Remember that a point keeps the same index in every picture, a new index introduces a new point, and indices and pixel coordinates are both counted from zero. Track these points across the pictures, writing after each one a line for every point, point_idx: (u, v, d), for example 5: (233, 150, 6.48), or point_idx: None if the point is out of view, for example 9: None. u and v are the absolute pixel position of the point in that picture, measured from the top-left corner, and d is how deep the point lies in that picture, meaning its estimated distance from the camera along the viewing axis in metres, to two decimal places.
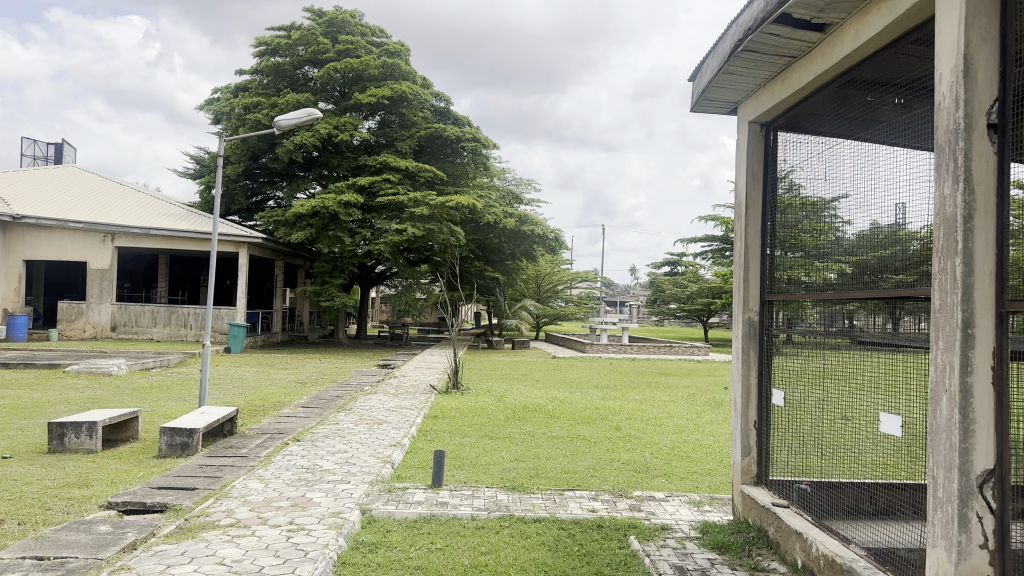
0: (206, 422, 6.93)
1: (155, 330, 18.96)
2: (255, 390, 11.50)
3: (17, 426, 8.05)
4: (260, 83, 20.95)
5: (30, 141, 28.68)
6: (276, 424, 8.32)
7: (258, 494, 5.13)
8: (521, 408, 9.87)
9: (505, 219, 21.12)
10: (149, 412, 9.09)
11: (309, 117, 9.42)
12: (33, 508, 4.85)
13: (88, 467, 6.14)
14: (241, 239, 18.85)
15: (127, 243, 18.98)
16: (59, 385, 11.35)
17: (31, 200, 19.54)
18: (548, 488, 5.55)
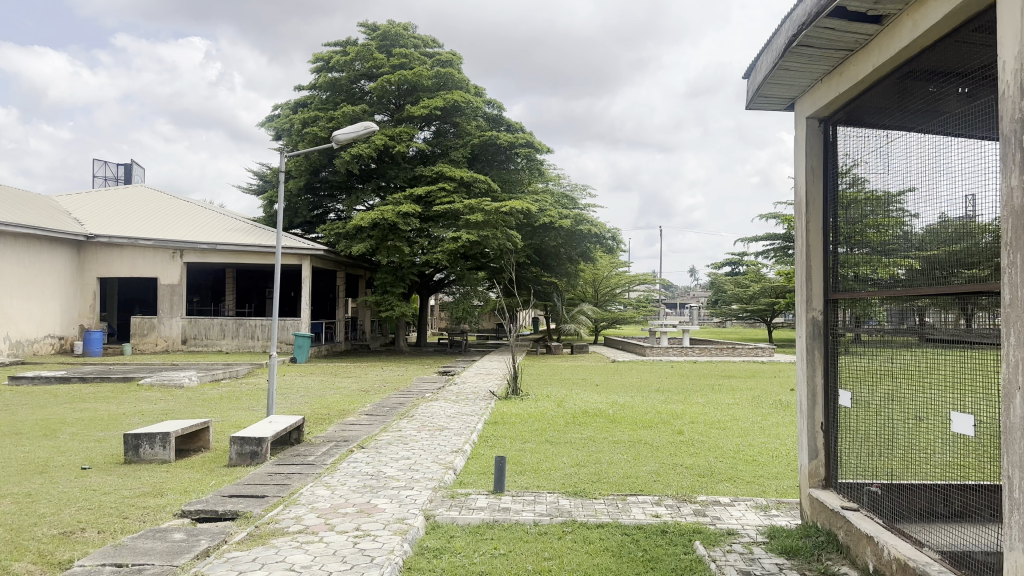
0: (274, 430, 7.13)
1: (224, 343, 19.54)
2: (320, 399, 11.77)
3: (95, 438, 8.42)
4: (319, 98, 21.47)
5: (101, 163, 30.02)
6: (341, 432, 8.50)
7: (325, 500, 5.25)
8: (582, 413, 9.83)
9: (561, 222, 21.09)
10: (220, 422, 9.39)
11: (366, 130, 9.59)
12: (112, 518, 5.06)
13: (164, 477, 6.39)
14: (303, 251, 19.34)
15: (195, 258, 19.62)
16: (134, 398, 11.83)
17: (104, 220, 20.44)
18: (610, 493, 5.52)
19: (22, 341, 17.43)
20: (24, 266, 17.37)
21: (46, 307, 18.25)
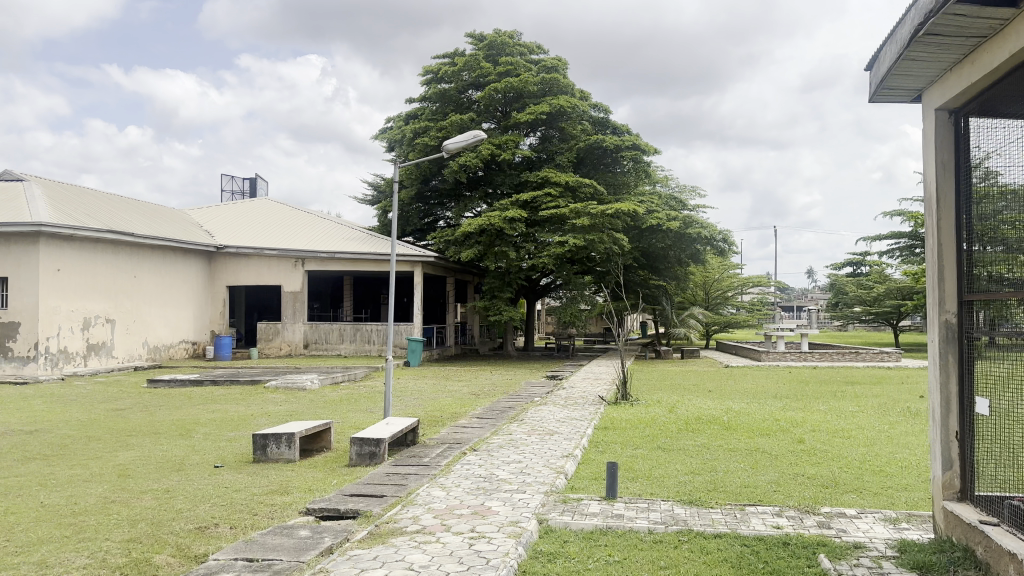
0: (391, 432, 7.37)
1: (342, 347, 20.39)
2: (433, 402, 12.07)
3: (227, 437, 8.99)
4: (428, 109, 22.05)
5: (229, 178, 32.01)
6: (454, 435, 8.68)
7: (440, 501, 5.38)
8: (696, 419, 9.61)
9: (670, 224, 20.72)
10: (340, 424, 9.81)
11: (475, 138, 9.77)
12: (243, 514, 5.38)
13: (290, 475, 6.74)
14: (415, 258, 19.90)
15: (315, 266, 20.57)
16: (262, 399, 12.54)
17: (232, 232, 21.79)
18: (728, 503, 5.37)
19: (159, 346, 18.80)
20: (161, 276, 18.75)
21: (180, 314, 19.61)
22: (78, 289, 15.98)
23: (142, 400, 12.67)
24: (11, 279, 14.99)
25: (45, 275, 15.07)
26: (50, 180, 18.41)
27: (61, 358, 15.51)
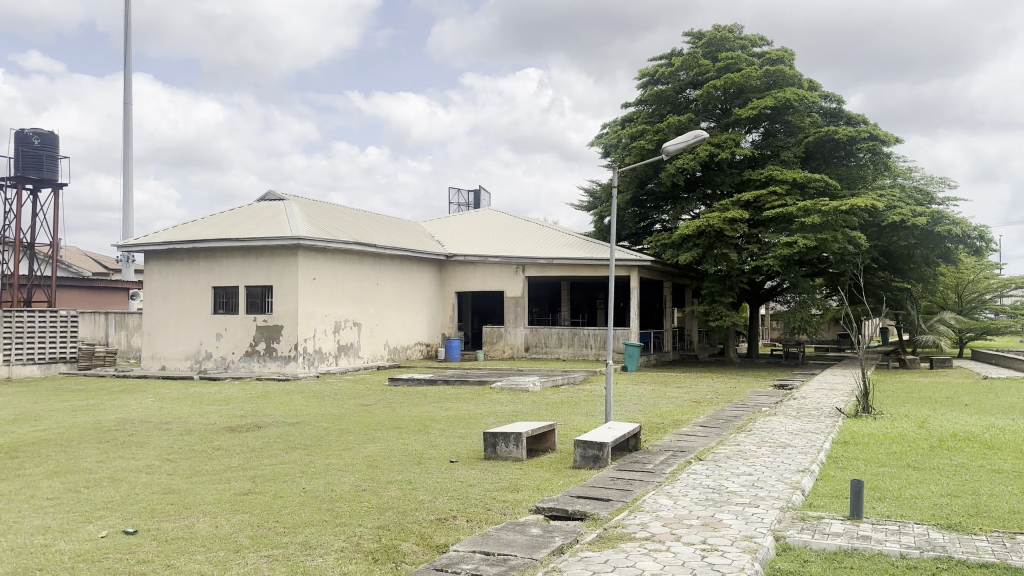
0: (615, 436, 7.38)
1: (562, 351, 20.82)
2: (654, 408, 11.91)
3: (459, 434, 9.54)
4: (646, 112, 21.84)
5: (455, 191, 34.05)
6: (677, 442, 8.49)
7: (669, 510, 5.28)
8: (952, 436, 8.56)
9: (914, 220, 18.72)
10: (563, 426, 10.01)
11: (695, 138, 9.48)
12: (478, 508, 5.66)
13: (518, 473, 6.98)
14: (632, 262, 19.79)
15: (535, 272, 21.22)
16: (489, 400, 13.16)
17: (460, 241, 23.13)
18: (993, 530, 4.72)
19: (398, 348, 20.41)
20: (399, 283, 20.37)
21: (415, 318, 21.16)
22: (330, 295, 17.85)
23: (383, 397, 13.85)
24: (277, 287, 17.10)
25: (303, 283, 17.02)
26: (306, 200, 20.78)
27: (317, 357, 17.42)
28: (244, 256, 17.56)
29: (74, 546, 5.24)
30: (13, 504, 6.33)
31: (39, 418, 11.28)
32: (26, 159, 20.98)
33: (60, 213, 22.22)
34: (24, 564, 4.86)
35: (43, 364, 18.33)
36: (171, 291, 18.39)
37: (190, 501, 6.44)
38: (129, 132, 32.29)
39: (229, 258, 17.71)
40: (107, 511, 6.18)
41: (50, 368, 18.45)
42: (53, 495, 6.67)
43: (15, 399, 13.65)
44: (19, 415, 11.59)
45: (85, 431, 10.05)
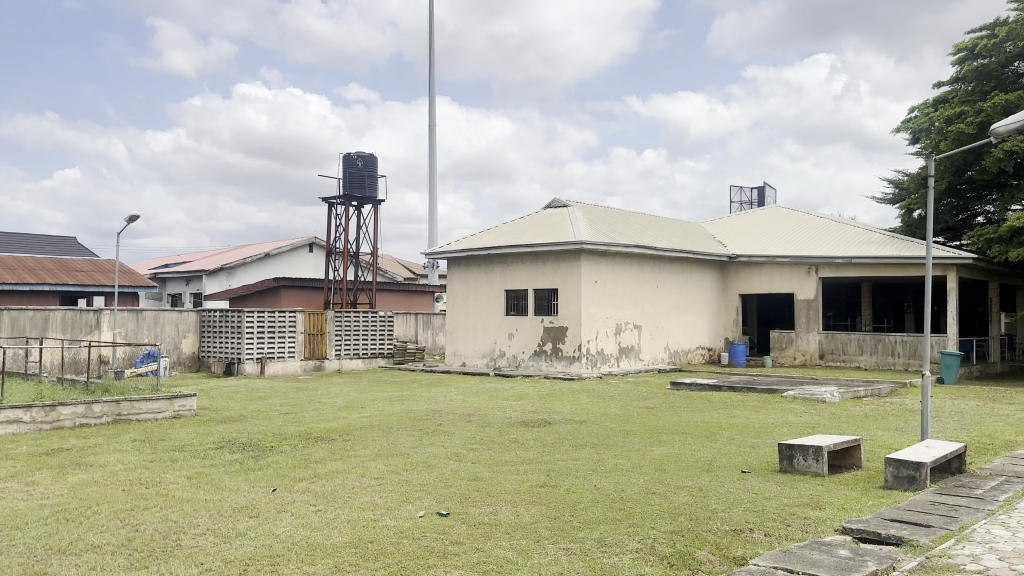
0: (934, 456, 6.56)
1: (862, 359, 18.98)
2: (979, 426, 10.38)
3: (748, 443, 9.17)
4: (962, 91, 19.09)
5: (737, 189, 32.80)
6: (1013, 466, 7.30)
7: (1007, 542, 4.58)
8: None
9: None
10: (867, 440, 9.15)
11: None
12: (776, 523, 5.40)
13: (819, 489, 6.51)
14: (948, 260, 17.44)
15: (830, 273, 19.64)
16: (780, 408, 12.46)
17: (745, 242, 22.22)
18: None
19: (679, 351, 20.16)
20: (680, 286, 20.13)
21: (697, 321, 20.75)
22: (612, 298, 18.23)
23: (667, 400, 13.80)
24: (563, 290, 17.87)
25: (586, 286, 17.60)
26: (588, 206, 21.45)
27: (600, 358, 17.87)
28: (532, 262, 18.62)
29: (397, 523, 5.96)
30: (348, 481, 7.37)
31: (365, 406, 13.01)
32: (352, 180, 24.32)
33: (377, 224, 25.33)
34: (359, 534, 5.65)
35: (367, 358, 21.11)
36: (469, 295, 20.11)
37: (492, 490, 6.98)
38: (433, 151, 35.98)
39: (519, 264, 18.90)
40: (421, 493, 6.94)
41: (372, 361, 21.18)
42: (378, 475, 7.65)
43: (347, 389, 15.91)
44: (350, 403, 13.47)
45: (401, 419, 11.38)
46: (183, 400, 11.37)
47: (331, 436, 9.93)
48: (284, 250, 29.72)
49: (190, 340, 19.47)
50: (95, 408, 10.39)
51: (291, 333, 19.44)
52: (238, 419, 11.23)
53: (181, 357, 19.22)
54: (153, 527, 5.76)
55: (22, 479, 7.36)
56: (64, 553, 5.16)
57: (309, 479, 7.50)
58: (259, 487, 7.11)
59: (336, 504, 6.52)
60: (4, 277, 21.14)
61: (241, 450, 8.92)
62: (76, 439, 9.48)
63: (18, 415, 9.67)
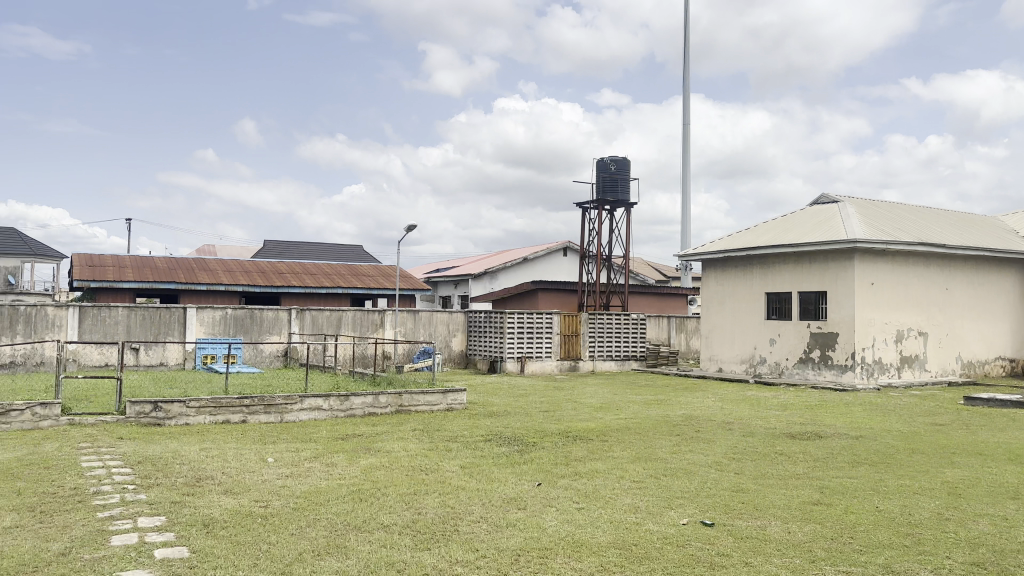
0: None
1: None
2: None
3: None
4: None
5: None
6: None
7: None
8: None
9: None
10: None
11: None
12: None
13: None
14: None
15: None
16: None
17: None
18: None
19: (975, 362, 17.69)
20: (976, 287, 17.67)
21: (996, 329, 18.07)
22: (891, 301, 16.51)
23: (960, 416, 12.17)
24: (832, 293, 16.55)
25: (860, 289, 16.12)
26: (861, 202, 19.65)
27: (876, 368, 16.27)
28: (796, 263, 17.48)
29: (660, 528, 5.92)
30: (609, 482, 7.47)
31: (621, 408, 13.08)
32: (606, 184, 24.65)
33: (631, 227, 25.37)
34: (622, 535, 5.70)
35: (621, 360, 21.24)
36: (726, 298, 19.41)
37: (758, 503, 6.67)
38: (686, 152, 35.27)
39: (781, 265, 17.84)
40: (684, 500, 6.81)
41: (626, 363, 21.27)
42: (638, 478, 7.66)
43: (602, 390, 16.13)
44: (606, 404, 13.63)
45: (659, 423, 11.27)
46: (453, 395, 12.30)
47: (589, 436, 10.13)
48: (541, 254, 30.95)
49: (458, 338, 21.06)
50: (381, 399, 11.63)
51: (548, 334, 20.21)
52: (502, 415, 11.89)
53: (450, 354, 20.86)
54: (432, 512, 6.29)
55: (326, 459, 8.46)
56: (361, 528, 5.82)
57: (571, 477, 7.72)
58: (525, 481, 7.48)
59: (598, 504, 6.64)
60: (309, 282, 24.51)
61: (507, 445, 9.43)
62: (366, 426, 10.68)
63: (321, 402, 11.13)
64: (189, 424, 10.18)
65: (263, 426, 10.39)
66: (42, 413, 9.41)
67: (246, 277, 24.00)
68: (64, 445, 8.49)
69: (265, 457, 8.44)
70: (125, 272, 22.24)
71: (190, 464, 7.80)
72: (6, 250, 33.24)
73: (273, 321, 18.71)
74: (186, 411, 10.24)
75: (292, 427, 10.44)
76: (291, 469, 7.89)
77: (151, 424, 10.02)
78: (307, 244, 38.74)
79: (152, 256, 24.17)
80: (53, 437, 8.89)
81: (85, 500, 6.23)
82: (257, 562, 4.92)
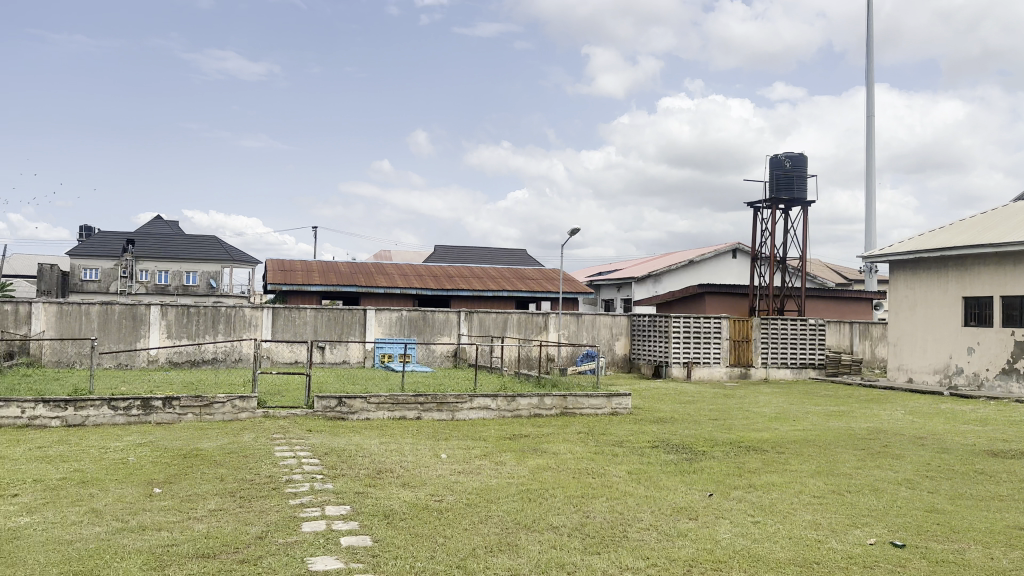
0: None
1: None
2: None
3: None
4: None
5: None
6: None
7: None
8: None
9: None
10: None
11: None
12: None
13: None
14: None
15: None
16: None
17: None
18: None
19: None
20: None
21: None
22: None
23: None
24: None
25: None
26: None
27: None
28: (1000, 263, 15.71)
29: (845, 547, 5.55)
30: (786, 496, 7.08)
31: (798, 418, 12.35)
32: (780, 182, 23.47)
33: (807, 227, 23.97)
34: (803, 552, 5.39)
35: (796, 368, 20.10)
36: (916, 302, 17.79)
37: (958, 526, 6.05)
38: (870, 145, 32.81)
39: (982, 266, 16.10)
40: (871, 519, 6.32)
41: (802, 372, 20.09)
42: (819, 493, 7.20)
43: (776, 399, 15.34)
44: (781, 414, 12.94)
45: (841, 436, 10.53)
46: (619, 399, 12.21)
47: (763, 447, 9.67)
48: (709, 256, 29.98)
49: (622, 342, 20.88)
50: (546, 401, 11.78)
51: (716, 340, 19.53)
52: (669, 421, 11.64)
53: (614, 358, 20.72)
54: (601, 516, 6.27)
55: (495, 458, 8.68)
56: (530, 527, 5.92)
57: (745, 489, 7.41)
58: (696, 491, 7.27)
59: (776, 518, 6.32)
60: (476, 286, 25.35)
61: (675, 453, 9.21)
62: (532, 427, 10.85)
63: (489, 402, 11.45)
64: (369, 419, 10.85)
65: (436, 424, 10.86)
66: (243, 405, 10.42)
67: (418, 280, 25.23)
68: (262, 434, 9.34)
69: (438, 453, 8.81)
70: (312, 276, 24.11)
71: (370, 457, 8.30)
72: (212, 256, 37.14)
73: (444, 323, 19.53)
74: (367, 407, 10.92)
75: (463, 425, 10.83)
76: (461, 466, 8.17)
77: (335, 418, 10.77)
78: (474, 249, 40.08)
79: (335, 261, 26.03)
80: (252, 427, 9.81)
81: (281, 487, 6.81)
82: (433, 554, 5.14)
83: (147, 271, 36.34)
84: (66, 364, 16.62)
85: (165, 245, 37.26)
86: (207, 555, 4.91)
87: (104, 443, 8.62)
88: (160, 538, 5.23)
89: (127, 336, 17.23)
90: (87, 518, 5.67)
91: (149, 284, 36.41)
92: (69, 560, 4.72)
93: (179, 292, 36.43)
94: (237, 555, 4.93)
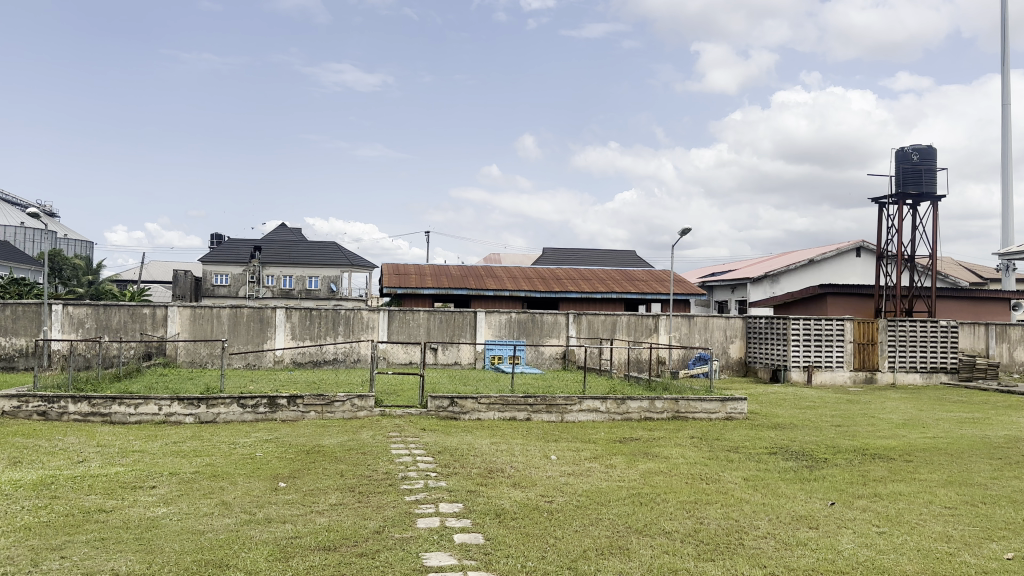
0: None
1: None
2: None
3: None
4: None
5: None
6: None
7: None
8: None
9: None
10: None
11: None
12: None
13: None
14: None
15: None
16: None
17: None
18: None
19: None
20: None
21: None
22: None
23: None
24: None
25: None
26: None
27: None
28: None
29: (978, 561, 5.21)
30: (914, 506, 6.71)
31: (927, 425, 11.65)
32: (906, 176, 22.13)
33: (937, 223, 22.50)
34: (932, 565, 5.12)
35: (927, 372, 18.89)
36: None
37: None
38: (1006, 136, 30.50)
39: None
40: (1009, 532, 5.90)
41: (934, 376, 18.86)
42: (951, 504, 6.77)
43: (904, 405, 14.43)
44: (909, 420, 12.20)
45: (976, 445, 9.83)
46: (733, 403, 11.90)
47: (890, 455, 9.17)
48: (830, 254, 28.62)
49: (737, 345, 20.29)
50: (658, 404, 11.63)
51: (839, 342, 18.67)
52: (787, 428, 11.21)
53: (729, 361, 20.15)
54: (715, 523, 6.16)
55: (604, 461, 8.66)
56: (642, 531, 5.90)
57: (870, 498, 7.08)
58: (816, 500, 7.00)
59: (903, 529, 6.00)
60: (586, 288, 25.35)
61: (794, 460, 8.88)
62: (643, 430, 10.74)
63: (599, 404, 11.43)
64: (480, 419, 11.09)
65: (546, 425, 10.96)
66: (361, 404, 10.88)
67: (527, 283, 25.44)
68: (378, 433, 9.72)
69: (549, 454, 8.90)
70: (425, 279, 24.86)
71: (481, 457, 8.48)
72: (331, 261, 38.88)
73: (552, 325, 19.64)
74: (478, 407, 11.16)
75: (572, 427, 10.87)
76: (571, 467, 8.23)
77: (448, 417, 11.06)
78: (583, 252, 40.03)
79: (447, 265, 26.70)
80: (370, 425, 10.23)
81: (397, 484, 7.08)
82: (544, 555, 5.21)
83: (273, 276, 38.53)
84: (200, 363, 17.90)
85: (288, 250, 39.28)
86: (328, 547, 5.19)
87: (233, 438, 9.23)
88: (284, 530, 5.58)
89: (254, 337, 18.33)
90: (218, 510, 6.12)
91: (274, 289, 38.60)
92: (202, 549, 5.11)
93: (302, 296, 38.39)
94: (356, 548, 5.18)
